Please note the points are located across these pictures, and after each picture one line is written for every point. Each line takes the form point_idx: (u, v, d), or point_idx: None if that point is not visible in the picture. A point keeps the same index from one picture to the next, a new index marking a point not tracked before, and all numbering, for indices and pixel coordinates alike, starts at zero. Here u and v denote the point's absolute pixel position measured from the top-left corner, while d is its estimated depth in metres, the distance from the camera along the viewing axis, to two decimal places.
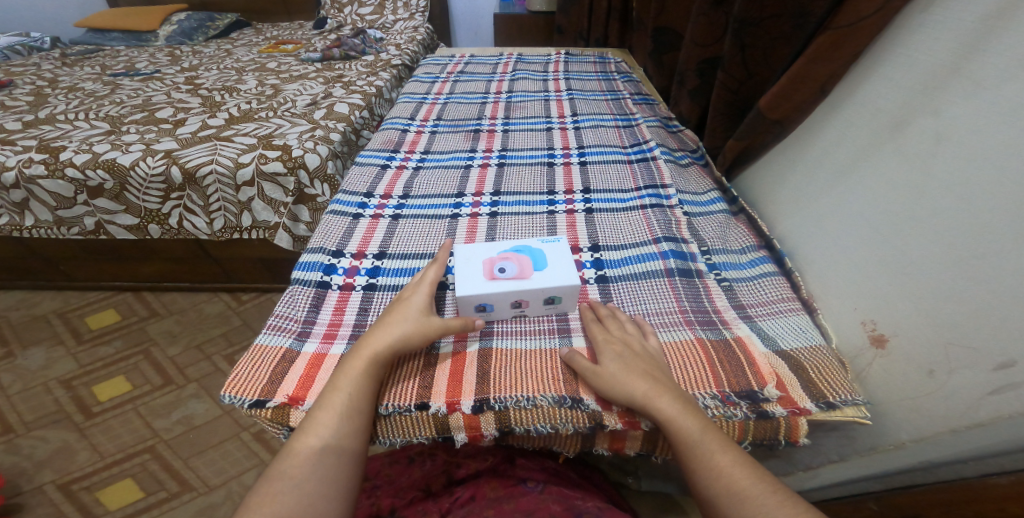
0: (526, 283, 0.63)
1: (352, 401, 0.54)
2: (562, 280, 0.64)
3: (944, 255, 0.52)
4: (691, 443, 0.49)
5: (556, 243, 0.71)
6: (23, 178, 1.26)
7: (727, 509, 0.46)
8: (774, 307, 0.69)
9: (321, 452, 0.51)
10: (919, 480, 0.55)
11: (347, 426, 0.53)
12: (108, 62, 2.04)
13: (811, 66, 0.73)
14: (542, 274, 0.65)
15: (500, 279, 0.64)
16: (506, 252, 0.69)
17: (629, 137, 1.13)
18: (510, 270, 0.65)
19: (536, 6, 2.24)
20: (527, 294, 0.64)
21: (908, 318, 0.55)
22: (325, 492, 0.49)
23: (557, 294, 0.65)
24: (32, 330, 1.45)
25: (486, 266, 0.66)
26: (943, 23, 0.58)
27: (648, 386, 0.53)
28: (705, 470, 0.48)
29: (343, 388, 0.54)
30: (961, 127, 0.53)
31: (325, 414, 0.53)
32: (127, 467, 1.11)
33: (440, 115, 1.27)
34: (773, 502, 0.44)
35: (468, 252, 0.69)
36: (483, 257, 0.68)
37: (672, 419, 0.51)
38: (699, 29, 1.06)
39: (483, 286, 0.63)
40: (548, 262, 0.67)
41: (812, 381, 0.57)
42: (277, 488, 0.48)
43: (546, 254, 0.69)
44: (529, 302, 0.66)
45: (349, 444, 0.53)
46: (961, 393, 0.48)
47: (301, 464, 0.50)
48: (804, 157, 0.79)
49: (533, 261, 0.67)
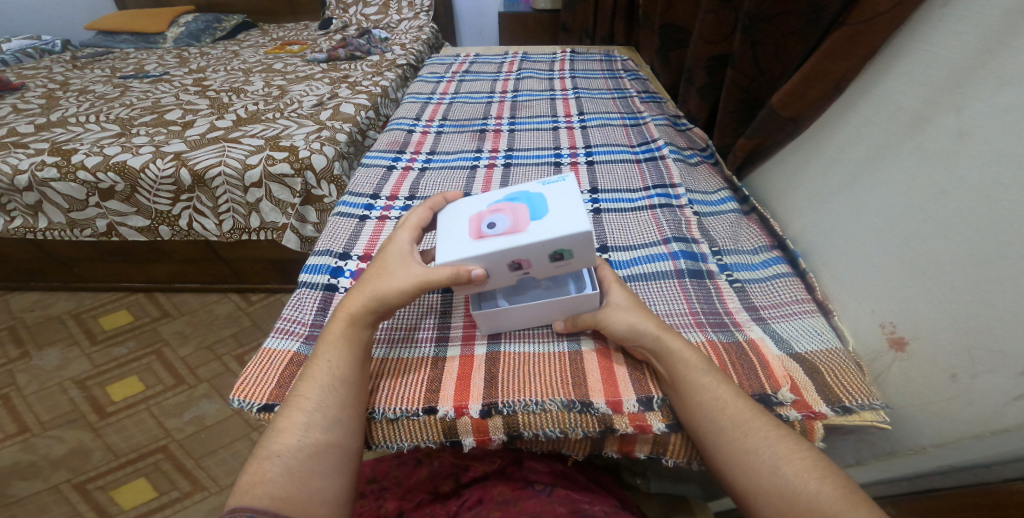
0: (520, 237, 0.55)
1: (332, 375, 0.55)
2: (565, 229, 0.54)
3: (969, 257, 0.51)
4: (696, 375, 0.53)
5: (558, 186, 0.62)
6: (36, 181, 1.27)
7: (728, 442, 0.49)
8: (787, 309, 0.68)
9: (307, 426, 0.51)
10: (939, 484, 0.54)
11: (334, 400, 0.53)
12: (118, 64, 2.06)
13: (825, 63, 0.72)
14: (539, 225, 0.56)
15: (489, 237, 0.56)
16: (498, 204, 0.61)
17: (637, 136, 1.11)
18: (501, 226, 0.57)
19: (540, 4, 2.23)
20: (523, 252, 0.55)
21: (930, 321, 0.54)
22: (320, 469, 0.49)
23: (563, 247, 0.55)
24: (47, 331, 1.47)
25: (474, 225, 0.59)
26: (966, 18, 0.57)
27: (658, 322, 0.58)
28: (709, 399, 0.51)
29: (325, 358, 0.55)
30: (983, 124, 0.52)
31: (309, 388, 0.53)
32: (140, 466, 1.13)
33: (446, 115, 1.27)
34: (774, 435, 0.49)
35: (455, 215, 0.64)
36: (472, 215, 0.62)
37: (679, 349, 0.55)
38: (708, 27, 1.04)
39: (469, 247, 0.56)
40: (548, 210, 0.58)
41: (828, 385, 0.56)
42: (265, 467, 0.48)
43: (546, 200, 0.60)
44: (530, 261, 0.57)
45: (338, 418, 0.53)
46: (987, 398, 0.48)
47: (287, 440, 0.50)
48: (820, 154, 0.77)
49: (530, 211, 0.58)
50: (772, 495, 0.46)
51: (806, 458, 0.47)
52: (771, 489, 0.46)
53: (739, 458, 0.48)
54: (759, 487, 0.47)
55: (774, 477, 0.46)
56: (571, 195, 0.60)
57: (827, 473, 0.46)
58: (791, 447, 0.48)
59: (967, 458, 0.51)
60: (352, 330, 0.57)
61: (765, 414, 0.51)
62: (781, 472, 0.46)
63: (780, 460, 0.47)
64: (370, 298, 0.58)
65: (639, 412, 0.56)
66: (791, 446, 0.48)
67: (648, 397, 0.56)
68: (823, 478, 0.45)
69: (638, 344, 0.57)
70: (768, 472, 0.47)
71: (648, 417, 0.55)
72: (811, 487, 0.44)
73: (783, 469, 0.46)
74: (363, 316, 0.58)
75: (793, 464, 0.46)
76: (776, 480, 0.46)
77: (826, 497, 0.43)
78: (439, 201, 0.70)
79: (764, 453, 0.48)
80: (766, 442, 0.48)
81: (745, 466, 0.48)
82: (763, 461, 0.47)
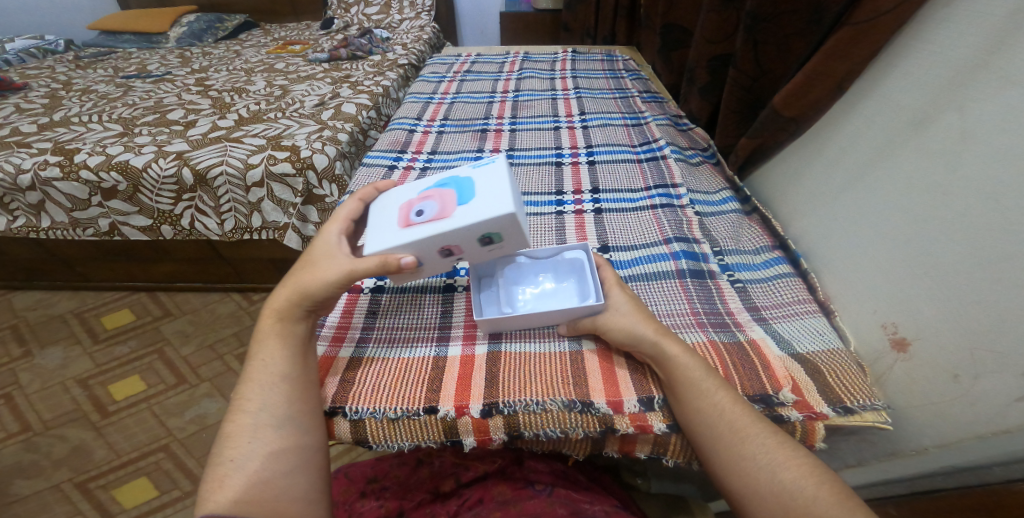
0: (443, 223, 0.59)
1: (270, 373, 0.54)
2: (486, 212, 0.58)
3: (971, 258, 0.51)
4: (694, 380, 0.53)
5: (485, 172, 0.66)
6: (39, 180, 1.27)
7: (727, 448, 0.50)
8: (789, 309, 0.68)
9: (255, 427, 0.51)
10: (942, 485, 0.54)
11: (281, 396, 0.53)
12: (121, 64, 2.06)
13: (827, 64, 0.71)
14: (463, 211, 0.60)
15: (417, 225, 0.61)
16: (429, 192, 0.66)
17: (638, 136, 1.11)
18: (428, 214, 0.61)
19: (541, 4, 2.23)
20: (450, 237, 0.59)
21: (931, 322, 0.54)
22: (285, 466, 0.49)
23: (490, 231, 0.59)
24: (50, 330, 1.47)
25: (404, 216, 0.64)
26: (969, 18, 0.57)
27: (657, 326, 0.58)
28: (708, 405, 0.51)
29: (260, 358, 0.56)
30: (987, 124, 0.52)
31: (250, 390, 0.53)
32: (142, 465, 1.13)
33: (447, 115, 1.27)
34: (772, 442, 0.49)
35: (387, 207, 0.68)
36: (404, 203, 0.67)
37: (678, 355, 0.55)
38: (709, 27, 1.04)
39: (398, 235, 0.61)
40: (473, 194, 0.62)
41: (829, 385, 0.56)
42: (222, 472, 0.48)
43: (472, 187, 0.64)
44: (459, 245, 0.61)
45: (287, 415, 0.52)
46: (989, 400, 0.47)
47: (239, 444, 0.50)
48: (822, 154, 0.77)
49: (456, 198, 0.62)
50: (768, 501, 0.46)
51: (803, 464, 0.47)
52: (767, 496, 0.46)
53: (737, 464, 0.49)
54: (757, 493, 0.47)
55: (771, 482, 0.47)
56: (495, 180, 0.63)
57: (824, 479, 0.46)
58: (788, 454, 0.48)
59: (969, 459, 0.51)
60: (283, 326, 0.58)
61: (765, 422, 0.51)
62: (779, 478, 0.47)
63: (778, 467, 0.47)
64: (293, 292, 0.59)
65: (639, 412, 0.56)
66: (788, 452, 0.48)
67: (649, 397, 0.56)
68: (820, 484, 0.46)
69: (638, 350, 0.57)
70: (766, 478, 0.47)
71: (649, 417, 0.55)
72: (807, 494, 0.45)
73: (781, 475, 0.47)
74: (291, 310, 0.59)
75: (790, 470, 0.47)
76: (773, 487, 0.46)
77: (824, 503, 0.44)
78: (370, 194, 0.74)
79: (762, 461, 0.48)
80: (764, 449, 0.49)
81: (743, 472, 0.48)
82: (761, 468, 0.48)
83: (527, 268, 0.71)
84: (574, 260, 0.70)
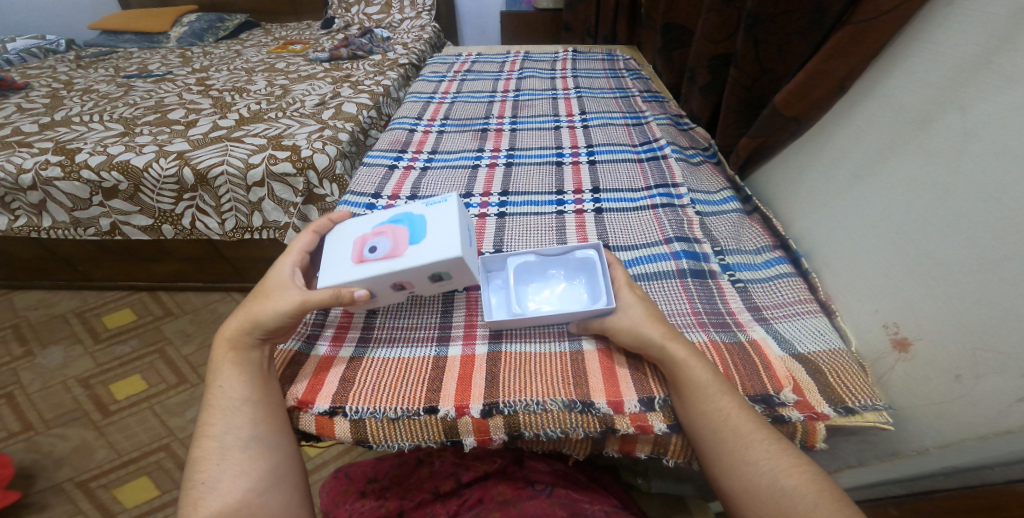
0: (396, 262, 0.61)
1: (230, 398, 0.55)
2: (436, 254, 0.61)
3: (974, 257, 0.51)
4: (699, 384, 0.53)
5: (438, 209, 0.68)
6: (40, 180, 1.28)
7: (730, 453, 0.50)
8: (790, 309, 0.68)
9: (221, 450, 0.51)
10: (942, 485, 0.54)
11: (244, 419, 0.54)
12: (123, 63, 2.07)
13: (829, 63, 0.71)
14: (415, 249, 0.62)
15: (369, 261, 0.62)
16: (382, 226, 0.67)
17: (639, 135, 1.11)
18: (381, 249, 0.63)
19: (541, 3, 2.23)
20: (402, 274, 0.62)
21: (933, 322, 0.54)
22: (259, 485, 0.51)
23: (440, 269, 0.62)
24: (52, 330, 1.48)
25: (357, 248, 0.65)
26: (972, 17, 0.56)
27: (664, 329, 0.57)
28: (712, 410, 0.51)
29: (219, 384, 0.55)
30: (989, 123, 0.51)
31: (212, 416, 0.54)
32: (142, 465, 1.13)
33: (447, 115, 1.27)
34: (776, 449, 0.49)
35: (341, 235, 0.68)
36: (357, 236, 0.67)
37: (684, 359, 0.54)
38: (710, 26, 1.04)
39: (350, 270, 0.62)
40: (425, 233, 0.64)
41: (830, 385, 0.56)
42: (195, 495, 0.49)
43: (425, 224, 0.66)
44: (409, 280, 0.63)
45: (253, 435, 0.53)
46: (990, 400, 0.47)
47: (208, 467, 0.51)
48: (823, 154, 0.77)
49: (408, 235, 0.64)
50: (768, 506, 0.47)
51: (805, 471, 0.48)
52: (766, 501, 0.47)
53: (739, 470, 0.49)
54: (757, 498, 0.48)
55: (773, 488, 0.47)
56: (447, 219, 0.66)
57: (824, 487, 0.47)
58: (792, 460, 0.49)
59: (969, 459, 0.51)
60: (237, 354, 0.58)
61: (768, 428, 0.52)
62: (780, 485, 0.47)
63: (780, 473, 0.48)
64: (247, 321, 0.59)
65: (639, 412, 0.55)
66: (792, 459, 0.49)
67: (650, 398, 0.56)
68: (820, 492, 0.46)
69: (644, 353, 0.57)
70: (767, 484, 0.48)
71: (649, 417, 0.55)
72: (807, 503, 0.45)
73: (782, 481, 0.47)
74: (243, 339, 0.58)
75: (792, 477, 0.47)
76: (773, 493, 0.47)
77: (824, 511, 0.45)
78: (324, 224, 0.72)
79: (763, 466, 0.49)
80: (766, 455, 0.49)
81: (743, 477, 0.49)
82: (763, 474, 0.48)
83: (537, 266, 0.71)
84: (585, 259, 0.69)
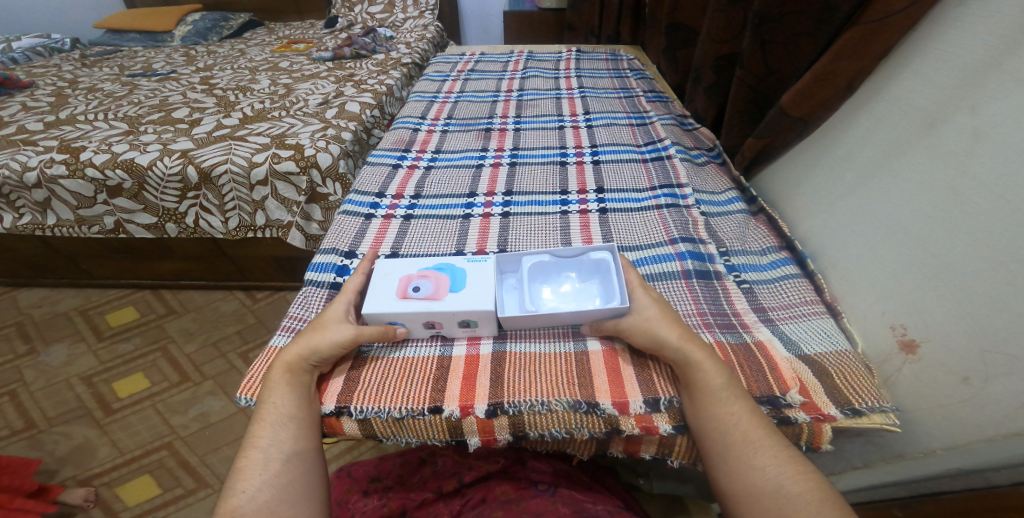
0: (437, 304, 0.61)
1: (280, 413, 0.54)
2: (477, 305, 0.61)
3: (984, 258, 0.50)
4: (710, 387, 0.52)
5: (481, 262, 0.68)
6: (44, 178, 1.28)
7: (737, 456, 0.50)
8: (796, 310, 0.67)
9: (266, 460, 0.52)
10: (949, 488, 0.54)
11: (287, 434, 0.53)
12: (127, 62, 2.07)
13: (837, 63, 0.71)
14: (456, 296, 0.62)
15: (412, 299, 0.62)
16: (427, 269, 0.67)
17: (643, 135, 1.11)
18: (424, 289, 0.63)
19: (545, 3, 2.22)
20: (438, 316, 0.62)
21: (941, 324, 0.53)
22: (287, 496, 0.50)
23: (471, 317, 0.62)
24: (55, 328, 1.48)
25: (402, 284, 0.65)
26: (984, 18, 0.56)
27: (681, 331, 0.56)
28: (723, 413, 0.51)
29: (270, 400, 0.55)
30: (1001, 124, 0.51)
31: (261, 427, 0.53)
32: (146, 463, 1.13)
33: (451, 114, 1.27)
34: (784, 455, 0.49)
35: (388, 269, 0.68)
36: (402, 274, 0.67)
37: (700, 362, 0.54)
38: (716, 25, 1.03)
39: (393, 305, 0.62)
40: (466, 284, 0.64)
41: (836, 387, 0.55)
42: (233, 503, 0.49)
43: (468, 274, 0.66)
44: (442, 324, 0.63)
45: (297, 450, 0.53)
46: (999, 402, 0.47)
47: (250, 476, 0.51)
48: (831, 154, 0.76)
49: (451, 281, 0.64)
50: (770, 511, 0.47)
51: (811, 479, 0.47)
52: (769, 506, 0.47)
53: (744, 473, 0.49)
54: (759, 503, 0.47)
55: (776, 494, 0.47)
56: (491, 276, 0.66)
57: (829, 496, 0.46)
58: (798, 467, 0.48)
59: (976, 462, 0.51)
60: (291, 375, 0.56)
61: (777, 434, 0.51)
62: (785, 491, 0.47)
63: (786, 479, 0.47)
64: (302, 347, 0.58)
65: (645, 414, 0.55)
66: (799, 467, 0.48)
67: (655, 398, 0.56)
68: (824, 501, 0.46)
69: (659, 354, 0.57)
70: (772, 489, 0.47)
71: (654, 418, 0.55)
72: (811, 509, 0.45)
73: (788, 488, 0.47)
74: (299, 363, 0.57)
75: (797, 484, 0.47)
76: (776, 498, 0.47)
77: None
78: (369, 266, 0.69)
79: (770, 472, 0.48)
80: (774, 461, 0.49)
81: (747, 481, 0.49)
82: (768, 479, 0.48)
83: (552, 266, 0.69)
84: (599, 261, 0.68)
